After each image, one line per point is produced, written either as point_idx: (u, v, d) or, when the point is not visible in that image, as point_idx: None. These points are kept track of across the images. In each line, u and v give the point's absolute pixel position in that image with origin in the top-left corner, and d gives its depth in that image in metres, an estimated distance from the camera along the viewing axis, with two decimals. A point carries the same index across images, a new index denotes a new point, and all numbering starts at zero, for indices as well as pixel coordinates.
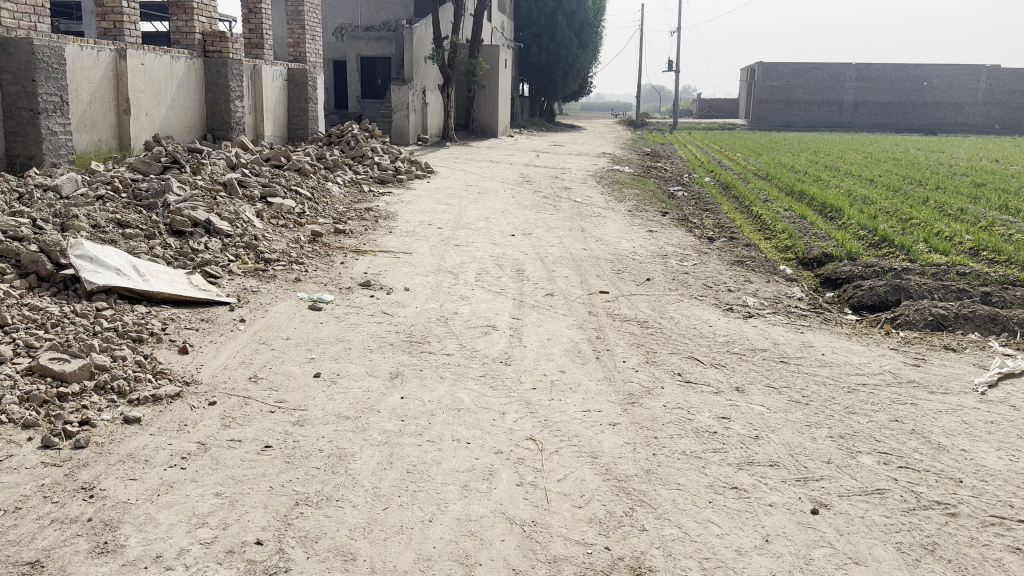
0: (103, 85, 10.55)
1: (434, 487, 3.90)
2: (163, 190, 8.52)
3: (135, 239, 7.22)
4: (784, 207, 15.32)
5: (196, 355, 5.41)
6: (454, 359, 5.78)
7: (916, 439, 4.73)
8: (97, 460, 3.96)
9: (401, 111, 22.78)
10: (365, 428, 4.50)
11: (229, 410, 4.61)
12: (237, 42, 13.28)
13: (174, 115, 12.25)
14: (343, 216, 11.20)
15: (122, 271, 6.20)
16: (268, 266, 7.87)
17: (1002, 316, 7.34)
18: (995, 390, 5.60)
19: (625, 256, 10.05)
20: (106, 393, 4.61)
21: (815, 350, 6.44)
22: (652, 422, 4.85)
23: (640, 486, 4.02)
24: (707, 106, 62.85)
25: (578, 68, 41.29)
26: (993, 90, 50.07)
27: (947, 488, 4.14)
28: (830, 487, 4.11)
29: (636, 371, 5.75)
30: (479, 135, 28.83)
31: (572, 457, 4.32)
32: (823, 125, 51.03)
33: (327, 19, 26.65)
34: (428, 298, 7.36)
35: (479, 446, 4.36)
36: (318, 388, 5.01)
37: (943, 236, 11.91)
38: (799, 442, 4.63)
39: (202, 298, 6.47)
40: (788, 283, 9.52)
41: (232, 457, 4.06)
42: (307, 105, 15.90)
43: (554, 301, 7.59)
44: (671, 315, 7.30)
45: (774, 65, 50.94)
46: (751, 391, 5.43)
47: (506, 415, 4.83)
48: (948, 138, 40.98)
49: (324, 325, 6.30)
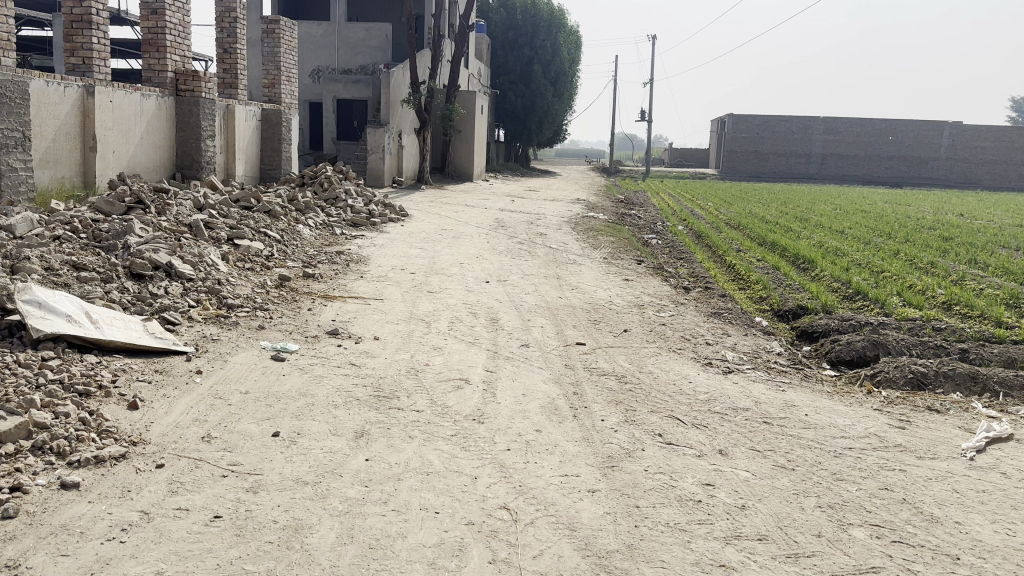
0: (69, 121, 10.26)
1: (398, 565, 3.57)
2: (124, 231, 8.18)
3: (90, 283, 6.89)
4: (757, 257, 15.31)
5: (146, 411, 5.06)
6: (424, 416, 5.46)
7: (908, 509, 4.49)
8: (25, 532, 3.60)
9: (376, 153, 22.66)
10: (325, 496, 4.16)
11: (177, 474, 4.25)
12: (210, 82, 13.04)
13: (143, 152, 11.94)
14: (313, 260, 10.90)
15: (73, 317, 5.84)
16: (231, 312, 7.55)
17: (982, 375, 7.22)
18: (984, 456, 5.41)
19: (601, 305, 9.85)
20: (43, 455, 4.25)
21: (799, 409, 6.23)
22: (633, 488, 4.57)
23: (622, 564, 3.75)
24: (680, 156, 63.92)
25: (553, 115, 41.74)
26: (956, 146, 51.32)
27: (944, 566, 3.88)
28: (822, 565, 3.84)
29: (615, 431, 5.48)
30: (454, 179, 28.76)
31: (548, 530, 4.02)
32: (790, 175, 51.93)
33: (303, 61, 26.54)
34: (398, 348, 7.06)
35: (448, 517, 4.05)
36: (276, 449, 4.68)
37: (916, 290, 11.88)
38: (788, 513, 4.38)
39: (158, 347, 6.12)
40: (766, 337, 9.39)
41: (177, 529, 3.71)
42: (280, 145, 15.68)
43: (529, 353, 7.32)
44: (650, 369, 7.07)
45: (744, 117, 52.14)
46: (735, 455, 5.19)
47: (478, 480, 4.53)
48: (913, 192, 41.60)
49: (286, 378, 5.97)
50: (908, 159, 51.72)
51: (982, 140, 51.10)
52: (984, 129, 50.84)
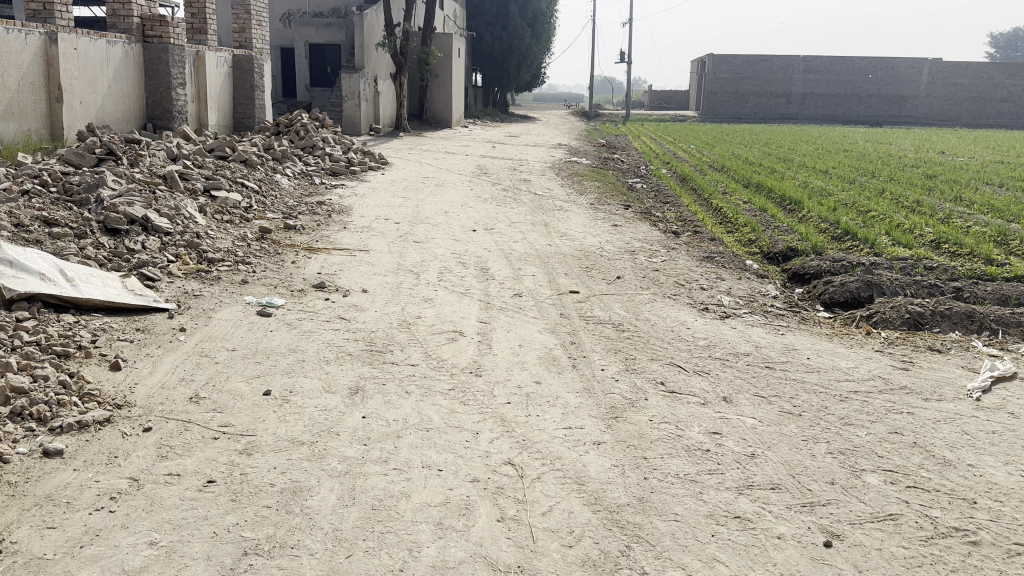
0: (32, 70, 9.77)
1: (404, 527, 3.43)
2: (96, 184, 7.84)
3: (62, 239, 6.59)
4: (743, 199, 15.12)
5: (129, 371, 4.84)
6: (419, 369, 5.30)
7: (919, 453, 4.40)
8: (8, 504, 3.40)
9: (352, 100, 22.07)
10: (323, 456, 3.99)
11: (166, 438, 4.06)
12: (179, 27, 12.48)
13: (112, 102, 11.44)
14: (293, 211, 10.59)
15: (47, 275, 5.54)
16: (212, 266, 7.28)
17: (979, 313, 7.14)
18: (991, 396, 5.34)
19: (592, 252, 9.65)
20: (22, 421, 4.03)
21: (799, 353, 6.13)
22: (639, 439, 4.44)
23: (635, 519, 3.62)
24: (659, 98, 63.26)
25: (531, 58, 40.84)
26: (935, 82, 51.07)
27: (963, 510, 3.79)
28: (839, 514, 3.74)
29: (616, 380, 5.34)
30: (433, 125, 28.18)
31: (556, 485, 3.89)
32: (771, 116, 51.48)
33: (274, 5, 25.34)
34: (388, 301, 6.86)
35: (452, 475, 3.90)
36: (268, 408, 4.48)
37: (905, 229, 11.78)
38: (799, 460, 4.28)
39: (138, 304, 5.88)
40: (759, 280, 9.26)
41: (169, 496, 3.53)
42: (253, 93, 15.15)
43: (522, 302, 7.14)
44: (647, 316, 6.92)
45: (724, 57, 51.43)
46: (740, 402, 5.07)
47: (480, 435, 4.38)
48: (894, 130, 41.33)
49: (274, 334, 5.75)
50: (888, 97, 51.45)
51: (963, 77, 50.80)
52: (964, 65, 50.56)
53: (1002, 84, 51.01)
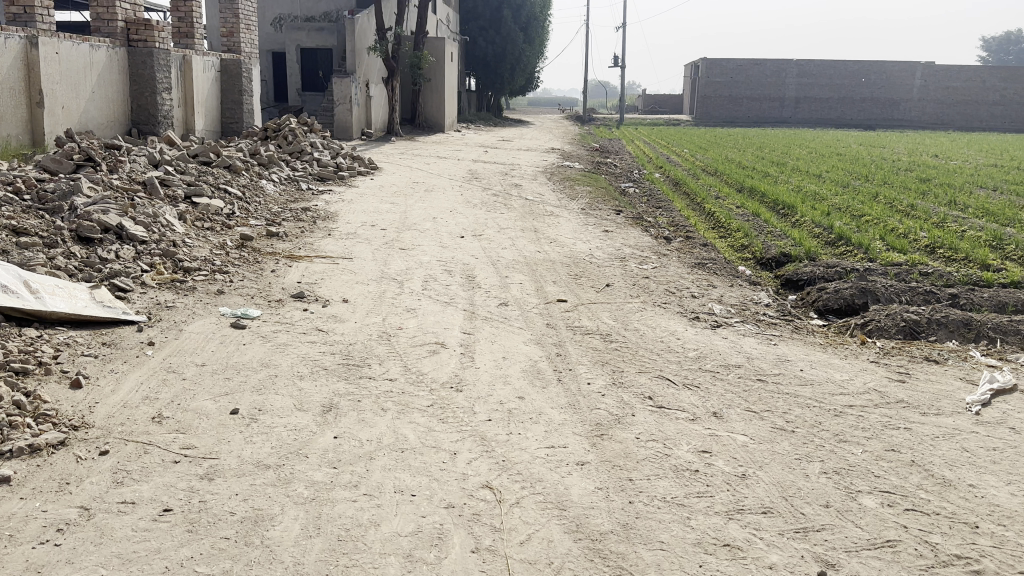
0: (12, 75, 9.54)
1: (370, 560, 3.21)
2: (70, 191, 7.61)
3: (32, 248, 6.36)
4: (736, 204, 14.92)
5: (90, 390, 4.62)
6: (398, 385, 5.07)
7: (918, 472, 4.20)
8: None
9: (343, 104, 21.87)
10: (289, 481, 3.77)
11: (123, 462, 3.84)
12: (164, 30, 12.24)
13: (95, 107, 11.20)
14: (277, 217, 10.36)
15: (10, 288, 5.29)
16: (187, 276, 7.06)
17: (976, 321, 6.96)
18: (990, 410, 5.14)
19: (581, 259, 9.43)
20: None
21: (793, 365, 5.92)
22: (625, 459, 4.23)
23: (618, 548, 3.41)
24: (653, 102, 63.17)
25: (524, 62, 40.65)
26: (928, 86, 51.07)
27: (964, 536, 3.59)
28: (834, 540, 3.54)
29: (602, 395, 5.13)
30: (425, 129, 27.99)
31: (536, 510, 3.67)
32: (764, 120, 51.35)
33: (264, 9, 25.26)
34: (368, 311, 6.64)
35: (426, 501, 3.69)
36: (234, 429, 4.27)
37: (899, 233, 11.60)
38: (791, 481, 4.07)
39: (107, 317, 5.66)
40: (751, 287, 9.05)
41: (121, 527, 3.31)
42: (241, 97, 14.93)
43: (507, 312, 6.93)
44: (635, 326, 6.72)
45: (717, 61, 51.39)
46: (731, 417, 4.87)
47: (458, 456, 4.16)
48: (889, 134, 41.21)
49: (247, 348, 5.52)
50: (881, 101, 51.45)
51: (954, 80, 50.82)
52: (955, 69, 50.56)
53: (992, 89, 51.07)
